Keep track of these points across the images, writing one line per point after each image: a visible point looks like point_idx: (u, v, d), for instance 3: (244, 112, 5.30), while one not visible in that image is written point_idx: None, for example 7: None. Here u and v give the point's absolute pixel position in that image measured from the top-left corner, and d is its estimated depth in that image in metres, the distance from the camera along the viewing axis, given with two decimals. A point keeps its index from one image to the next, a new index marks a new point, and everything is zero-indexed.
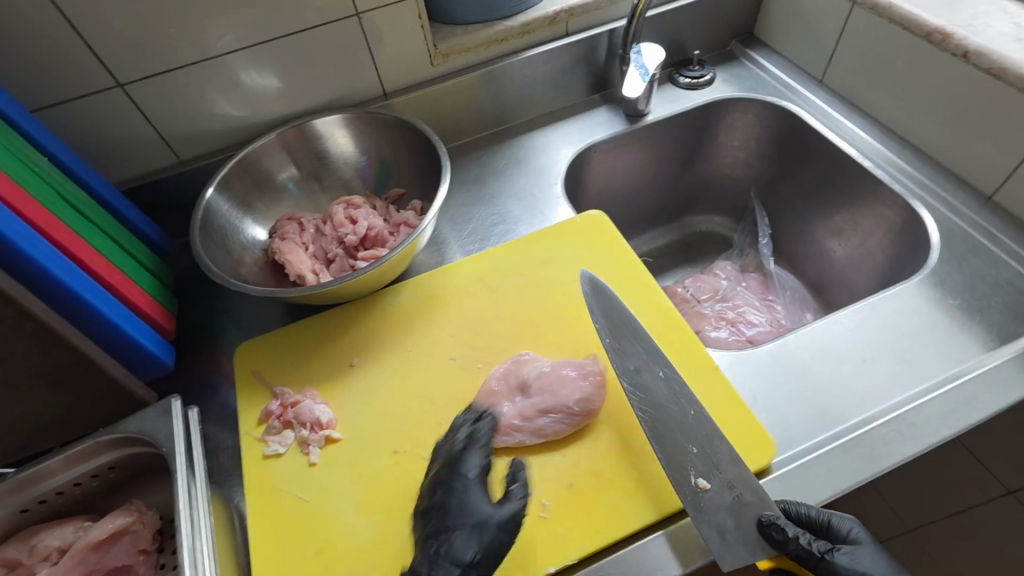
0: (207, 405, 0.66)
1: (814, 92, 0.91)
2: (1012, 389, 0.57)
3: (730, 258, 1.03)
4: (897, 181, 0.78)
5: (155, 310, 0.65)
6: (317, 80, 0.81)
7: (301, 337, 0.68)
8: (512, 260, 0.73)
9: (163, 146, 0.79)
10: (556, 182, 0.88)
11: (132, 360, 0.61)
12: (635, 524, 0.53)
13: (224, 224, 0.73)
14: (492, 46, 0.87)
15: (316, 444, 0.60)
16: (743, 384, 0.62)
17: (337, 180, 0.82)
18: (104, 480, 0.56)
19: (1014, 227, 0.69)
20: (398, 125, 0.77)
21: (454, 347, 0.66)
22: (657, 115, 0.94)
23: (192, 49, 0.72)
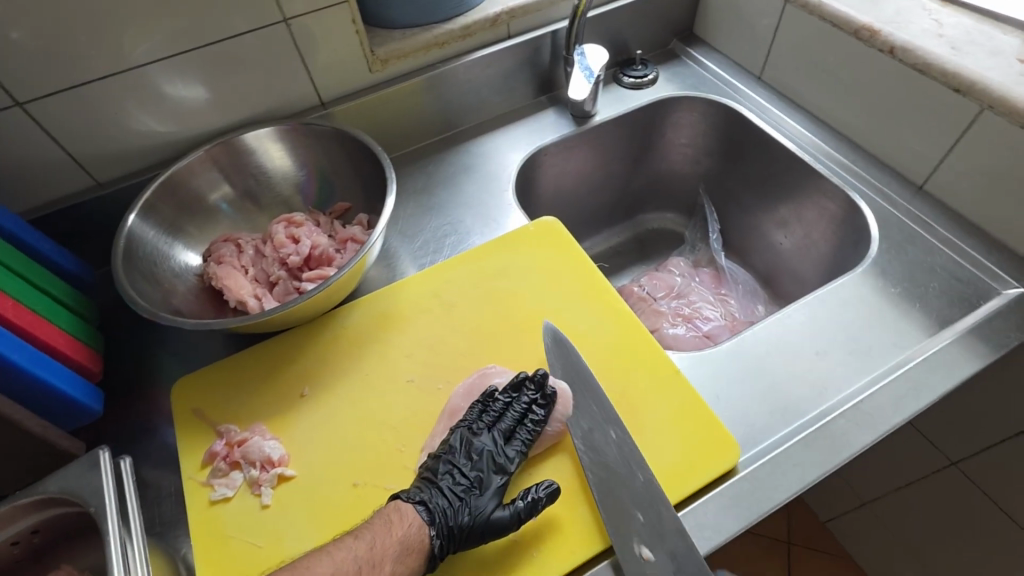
0: (144, 449, 0.61)
1: (753, 89, 0.93)
2: (953, 371, 0.59)
3: (683, 254, 1.04)
4: (836, 174, 0.81)
5: (77, 350, 0.60)
6: (246, 91, 0.76)
7: (246, 369, 0.64)
8: (468, 273, 0.71)
9: (75, 168, 0.72)
10: (508, 188, 0.86)
11: (52, 409, 0.56)
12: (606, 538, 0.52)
13: (151, 251, 0.67)
14: (433, 50, 0.84)
15: (269, 484, 0.56)
16: (704, 385, 0.62)
17: (277, 197, 0.77)
18: (27, 546, 0.50)
19: (944, 214, 0.73)
20: (340, 136, 0.74)
21: (412, 368, 0.63)
22: (604, 116, 0.93)
23: (102, 62, 0.66)
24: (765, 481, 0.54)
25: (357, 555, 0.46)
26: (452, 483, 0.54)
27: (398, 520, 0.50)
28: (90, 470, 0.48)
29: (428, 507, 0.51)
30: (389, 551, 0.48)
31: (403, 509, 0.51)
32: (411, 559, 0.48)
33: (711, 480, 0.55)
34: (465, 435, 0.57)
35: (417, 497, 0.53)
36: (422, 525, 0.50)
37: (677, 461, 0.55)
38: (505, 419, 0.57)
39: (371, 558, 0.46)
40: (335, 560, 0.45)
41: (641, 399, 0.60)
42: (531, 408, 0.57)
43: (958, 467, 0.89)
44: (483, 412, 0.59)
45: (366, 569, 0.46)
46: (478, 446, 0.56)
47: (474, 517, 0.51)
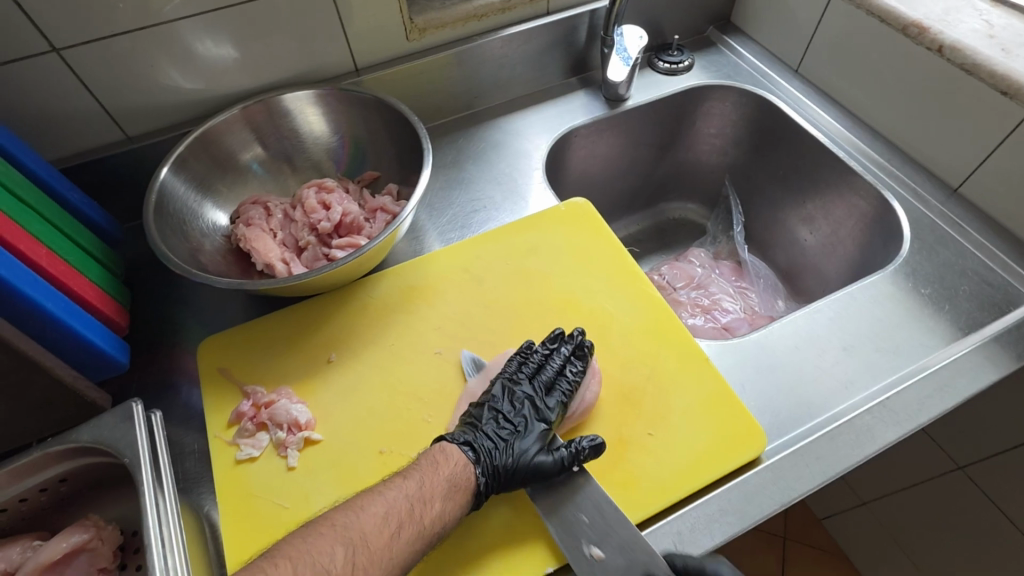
0: (169, 406, 0.61)
1: (790, 82, 0.92)
2: (981, 374, 0.60)
3: (704, 245, 1.04)
4: (870, 172, 0.80)
5: (107, 304, 0.59)
6: (281, 52, 0.75)
7: (274, 331, 0.64)
8: (499, 250, 0.70)
9: (105, 120, 0.71)
10: (538, 167, 0.85)
11: (82, 360, 0.56)
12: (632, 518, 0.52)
13: (180, 208, 0.66)
14: (470, 22, 0.83)
15: (295, 446, 0.56)
16: (732, 374, 0.62)
17: (308, 162, 0.76)
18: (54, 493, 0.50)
19: (978, 219, 0.72)
20: (376, 103, 0.72)
21: (439, 340, 0.63)
22: (637, 101, 0.92)
23: (140, 12, 0.64)
24: (789, 472, 0.54)
25: (407, 492, 0.48)
26: (496, 428, 0.56)
27: (443, 461, 0.51)
28: (124, 423, 0.48)
29: (473, 448, 0.53)
30: (438, 489, 0.49)
31: (445, 451, 0.53)
32: (460, 495, 0.50)
33: (733, 468, 0.55)
34: (507, 383, 0.59)
35: (460, 439, 0.54)
36: (467, 464, 0.52)
37: (703, 447, 0.56)
38: (546, 371, 0.59)
39: (420, 494, 0.48)
40: (387, 497, 0.47)
41: (668, 384, 0.60)
42: (570, 360, 0.60)
43: (965, 472, 0.89)
44: (524, 364, 0.60)
45: (417, 505, 0.47)
46: (521, 393, 0.58)
47: (519, 458, 0.53)
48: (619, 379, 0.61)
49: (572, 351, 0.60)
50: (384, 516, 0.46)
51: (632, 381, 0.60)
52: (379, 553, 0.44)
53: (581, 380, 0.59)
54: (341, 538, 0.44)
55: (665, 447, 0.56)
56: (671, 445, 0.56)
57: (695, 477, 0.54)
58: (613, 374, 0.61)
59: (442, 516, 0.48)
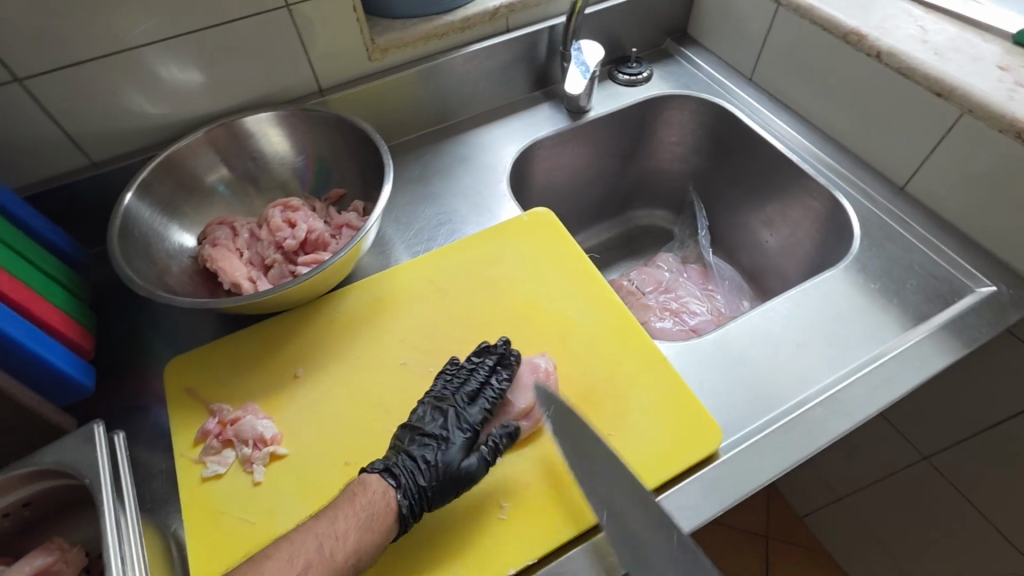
0: (136, 427, 0.61)
1: (745, 89, 0.95)
2: (927, 364, 0.62)
3: (672, 250, 1.06)
4: (822, 173, 0.83)
5: (71, 328, 0.60)
6: (245, 75, 0.77)
7: (241, 349, 0.65)
8: (462, 261, 0.72)
9: (70, 146, 0.72)
10: (503, 179, 0.87)
11: (46, 386, 0.56)
12: (591, 515, 0.53)
13: (145, 231, 0.67)
14: (431, 41, 0.85)
15: (260, 462, 0.57)
16: (690, 373, 0.64)
17: (274, 182, 0.78)
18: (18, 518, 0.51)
19: (924, 215, 0.75)
20: (338, 123, 0.74)
21: (404, 351, 0.65)
22: (598, 112, 0.95)
23: (101, 41, 0.66)
24: (745, 465, 0.56)
25: (315, 532, 0.47)
26: (421, 444, 0.55)
27: (359, 495, 0.50)
28: (85, 444, 0.49)
29: (394, 471, 0.52)
30: (356, 514, 0.49)
31: (364, 484, 0.51)
32: (379, 525, 0.49)
33: (692, 464, 0.56)
34: (432, 401, 0.58)
35: (382, 464, 0.53)
36: (388, 490, 0.51)
37: (662, 444, 0.57)
38: (471, 383, 0.59)
39: (331, 531, 0.47)
40: (294, 541, 0.46)
41: (627, 385, 0.61)
42: (494, 370, 0.61)
43: (931, 462, 0.92)
44: (446, 380, 0.60)
45: (327, 543, 0.46)
46: (444, 410, 0.57)
47: (443, 475, 0.53)
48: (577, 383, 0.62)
49: (496, 362, 0.61)
50: (291, 558, 0.45)
51: (592, 383, 0.62)
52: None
53: (506, 391, 0.60)
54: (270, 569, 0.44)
55: (624, 446, 0.57)
56: (631, 443, 0.58)
57: (655, 475, 0.55)
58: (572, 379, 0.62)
59: (361, 542, 0.47)
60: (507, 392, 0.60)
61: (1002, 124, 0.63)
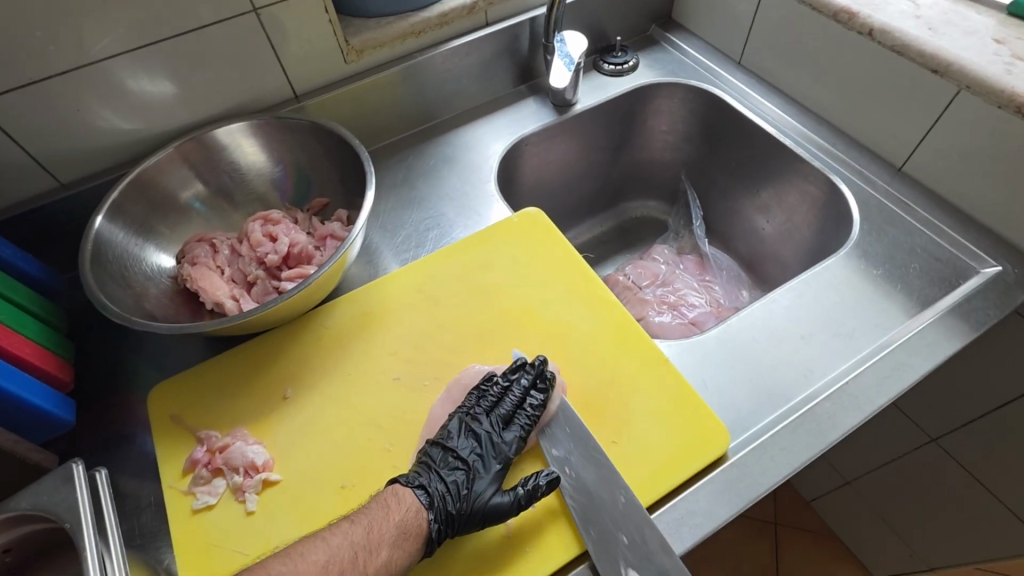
0: (122, 458, 0.59)
1: (734, 74, 0.93)
2: (936, 351, 0.60)
3: (667, 242, 1.04)
4: (817, 157, 0.81)
5: (46, 360, 0.57)
6: (215, 84, 0.73)
7: (226, 371, 0.62)
8: (451, 267, 0.70)
9: (36, 169, 0.69)
10: (490, 179, 0.85)
11: (22, 422, 0.53)
12: None
13: (120, 253, 0.64)
14: (408, 39, 0.82)
15: (253, 490, 0.54)
16: (693, 371, 0.62)
17: (253, 194, 0.75)
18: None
19: (924, 195, 0.73)
20: (316, 130, 0.71)
21: (397, 364, 0.62)
22: (585, 104, 0.92)
23: (60, 56, 0.62)
24: (755, 466, 0.54)
25: (353, 540, 0.47)
26: (454, 463, 0.54)
27: (396, 504, 0.50)
28: (65, 485, 0.46)
29: (427, 492, 0.52)
30: (387, 535, 0.48)
31: (400, 494, 0.51)
32: (410, 542, 0.48)
33: (701, 468, 0.54)
34: (464, 419, 0.57)
35: (415, 482, 0.53)
36: (420, 510, 0.50)
37: (667, 449, 0.55)
38: (504, 405, 0.57)
39: (367, 542, 0.47)
40: (330, 545, 0.46)
41: (629, 388, 0.59)
42: (529, 392, 0.58)
43: (939, 444, 0.91)
44: (479, 398, 0.58)
45: (362, 554, 0.46)
46: (477, 428, 0.56)
47: (475, 499, 0.52)
48: (574, 389, 0.60)
49: (532, 380, 0.58)
50: (324, 565, 0.45)
51: (592, 388, 0.60)
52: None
53: (541, 416, 0.57)
54: None
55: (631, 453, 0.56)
56: (638, 450, 0.56)
57: (662, 482, 0.53)
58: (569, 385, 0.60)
59: (389, 564, 0.47)
60: (541, 416, 0.57)
61: (1001, 99, 0.61)
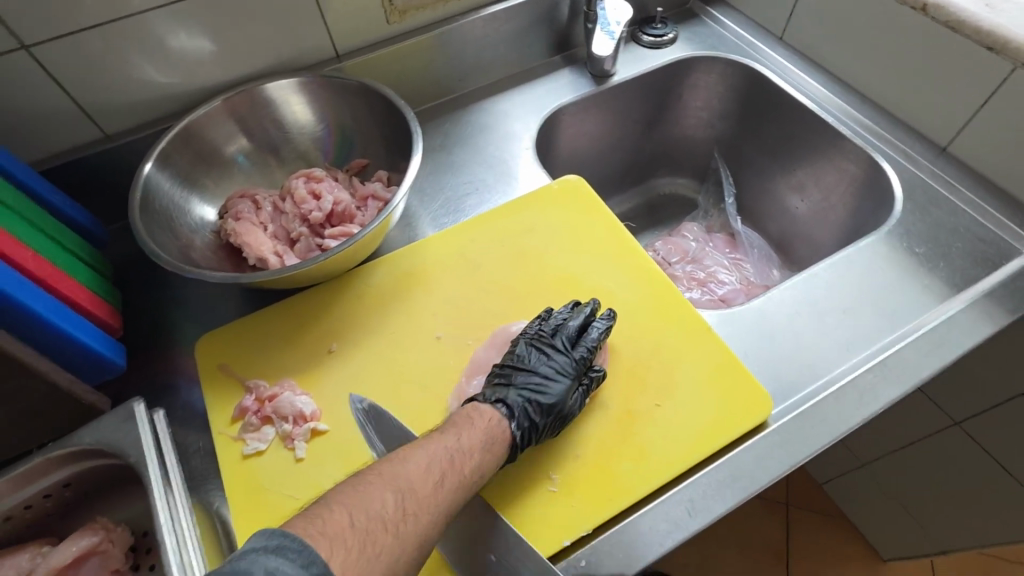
0: (170, 405, 0.60)
1: (775, 49, 0.91)
2: (977, 329, 0.60)
3: (696, 220, 1.04)
4: (859, 135, 0.80)
5: (98, 305, 0.58)
6: (260, 39, 0.73)
7: (272, 323, 0.63)
8: (492, 231, 0.70)
9: (83, 119, 0.69)
10: (528, 148, 0.84)
11: (77, 364, 0.54)
12: (641, 490, 0.52)
13: (167, 205, 0.65)
14: (451, 1, 0.82)
15: (302, 438, 0.55)
16: (733, 342, 0.62)
17: (296, 152, 0.75)
18: (61, 498, 0.50)
19: (968, 177, 0.73)
20: (360, 89, 0.71)
21: (442, 323, 0.63)
22: (623, 76, 0.91)
23: (113, 2, 0.62)
24: (796, 433, 0.55)
25: (447, 446, 0.47)
26: (529, 380, 0.56)
27: (479, 419, 0.52)
28: (126, 423, 0.47)
29: (506, 404, 0.53)
30: (475, 443, 0.49)
31: (479, 410, 0.53)
32: (496, 450, 0.50)
33: (737, 436, 0.55)
34: (533, 342, 0.59)
35: (493, 398, 0.54)
36: (501, 420, 0.52)
37: (707, 414, 0.56)
38: (571, 326, 0.59)
39: (460, 447, 0.48)
40: (429, 450, 0.47)
41: (669, 355, 0.60)
42: (593, 317, 0.61)
43: (961, 428, 0.91)
44: (543, 325, 0.60)
45: (458, 458, 0.47)
46: (547, 348, 0.58)
47: (556, 407, 0.54)
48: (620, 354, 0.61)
49: (592, 310, 0.61)
50: (428, 465, 0.45)
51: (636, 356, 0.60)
52: (427, 498, 0.44)
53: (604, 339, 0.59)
54: (391, 486, 0.43)
55: (671, 418, 0.56)
56: (678, 415, 0.56)
57: (684, 456, 0.54)
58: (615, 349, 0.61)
59: (481, 468, 0.48)
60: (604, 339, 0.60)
61: None
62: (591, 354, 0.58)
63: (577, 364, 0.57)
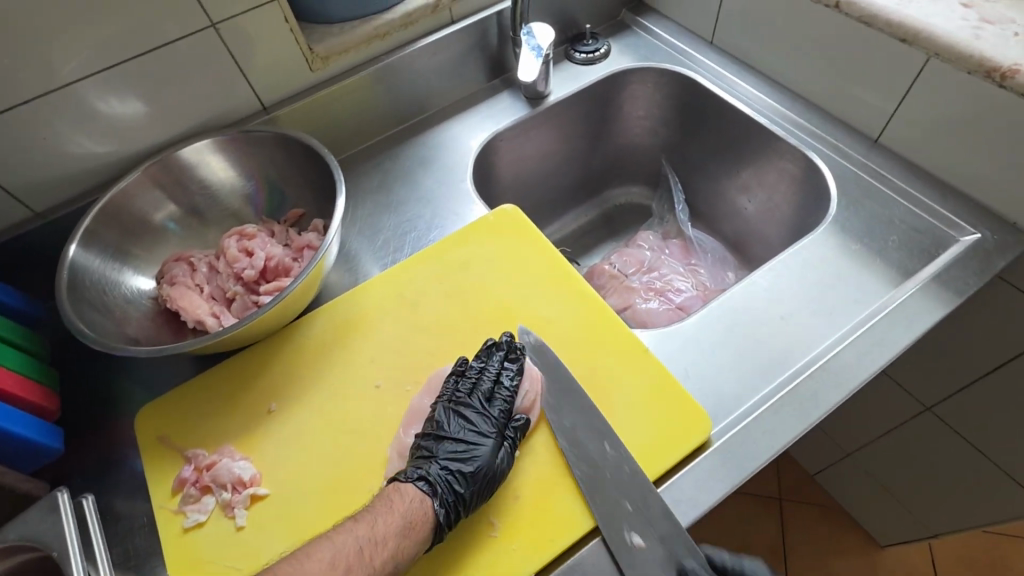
0: (113, 482, 0.59)
1: (706, 54, 0.92)
2: (916, 323, 0.60)
3: (652, 227, 1.03)
4: (793, 135, 0.80)
5: (30, 390, 0.58)
6: (182, 102, 0.73)
7: (210, 385, 0.63)
8: (429, 270, 0.70)
9: (8, 200, 0.69)
10: (466, 177, 0.84)
11: (9, 453, 0.54)
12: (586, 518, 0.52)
13: (97, 280, 0.64)
14: (374, 42, 0.81)
15: (241, 505, 0.55)
16: (674, 360, 0.62)
17: (224, 212, 0.75)
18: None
19: (902, 166, 0.73)
20: (283, 140, 0.72)
21: (383, 368, 0.63)
22: (558, 95, 0.91)
23: (22, 86, 0.62)
24: (738, 449, 0.54)
25: (357, 535, 0.47)
26: (451, 449, 0.56)
27: (399, 500, 0.51)
28: (50, 516, 0.47)
29: (427, 481, 0.53)
30: (392, 528, 0.49)
31: (401, 490, 0.52)
32: (416, 532, 0.49)
33: (683, 455, 0.54)
34: (450, 407, 0.58)
35: (415, 475, 0.54)
36: (424, 499, 0.51)
37: (647, 438, 0.56)
38: (483, 383, 0.58)
39: (373, 535, 0.48)
40: (335, 543, 0.47)
41: (608, 380, 0.59)
42: (505, 365, 0.60)
43: (934, 413, 0.91)
44: (458, 380, 0.60)
45: (367, 547, 0.47)
46: (465, 410, 0.57)
47: (480, 474, 0.53)
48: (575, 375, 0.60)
49: (504, 355, 0.61)
50: (330, 562, 0.46)
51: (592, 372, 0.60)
52: None
53: (519, 384, 0.59)
54: None
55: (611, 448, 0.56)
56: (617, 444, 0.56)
57: (649, 469, 0.54)
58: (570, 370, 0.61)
59: (396, 555, 0.47)
60: (522, 386, 0.59)
61: (970, 65, 0.60)
62: (508, 407, 0.58)
63: (496, 422, 0.57)
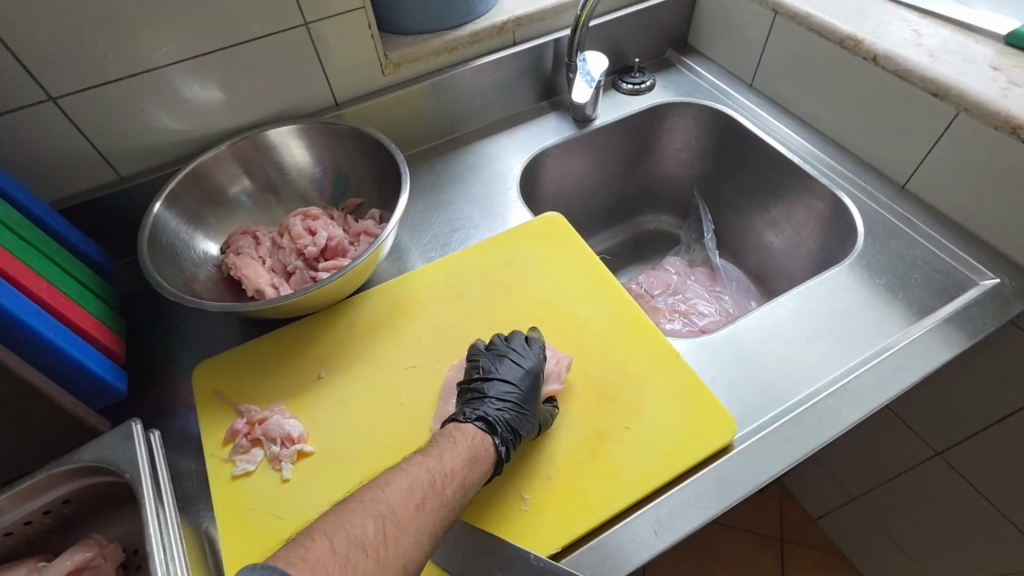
0: (168, 428, 0.63)
1: (746, 95, 0.98)
2: (935, 355, 0.63)
3: (679, 255, 1.08)
4: (824, 175, 0.85)
5: (104, 334, 0.62)
6: (266, 91, 0.80)
7: (264, 350, 0.67)
8: (477, 264, 0.74)
9: (99, 163, 0.75)
10: (512, 186, 0.89)
11: (82, 388, 0.58)
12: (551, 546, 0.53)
13: (173, 241, 0.69)
14: (441, 56, 0.88)
15: (288, 459, 0.58)
16: (702, 368, 0.65)
17: (294, 192, 0.80)
18: (60, 517, 0.52)
19: (926, 212, 0.77)
20: (353, 133, 0.77)
21: (428, 350, 0.66)
22: (604, 120, 0.98)
23: (132, 60, 0.69)
24: (760, 455, 0.57)
25: (430, 467, 0.50)
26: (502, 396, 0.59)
27: (461, 437, 0.54)
28: (122, 442, 0.51)
29: (486, 421, 0.56)
30: (458, 463, 0.51)
31: (463, 429, 0.55)
32: (480, 465, 0.53)
33: (707, 455, 0.57)
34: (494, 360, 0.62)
35: (473, 416, 0.57)
36: (486, 435, 0.55)
37: (676, 434, 0.59)
38: (522, 343, 0.63)
39: (443, 468, 0.50)
40: (410, 473, 0.49)
41: (640, 380, 0.63)
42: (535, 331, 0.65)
43: (943, 458, 0.93)
44: (495, 344, 0.64)
45: (439, 478, 0.49)
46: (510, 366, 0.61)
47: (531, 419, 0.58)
48: (577, 392, 0.63)
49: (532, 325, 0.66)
50: (410, 489, 0.47)
51: (598, 386, 0.63)
52: (407, 522, 0.45)
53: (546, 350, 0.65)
54: (371, 512, 0.45)
55: (641, 437, 0.59)
56: (647, 435, 0.59)
57: (656, 475, 0.56)
58: (574, 387, 0.63)
59: (463, 487, 0.50)
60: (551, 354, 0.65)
61: (997, 121, 0.65)
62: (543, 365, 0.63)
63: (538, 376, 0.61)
